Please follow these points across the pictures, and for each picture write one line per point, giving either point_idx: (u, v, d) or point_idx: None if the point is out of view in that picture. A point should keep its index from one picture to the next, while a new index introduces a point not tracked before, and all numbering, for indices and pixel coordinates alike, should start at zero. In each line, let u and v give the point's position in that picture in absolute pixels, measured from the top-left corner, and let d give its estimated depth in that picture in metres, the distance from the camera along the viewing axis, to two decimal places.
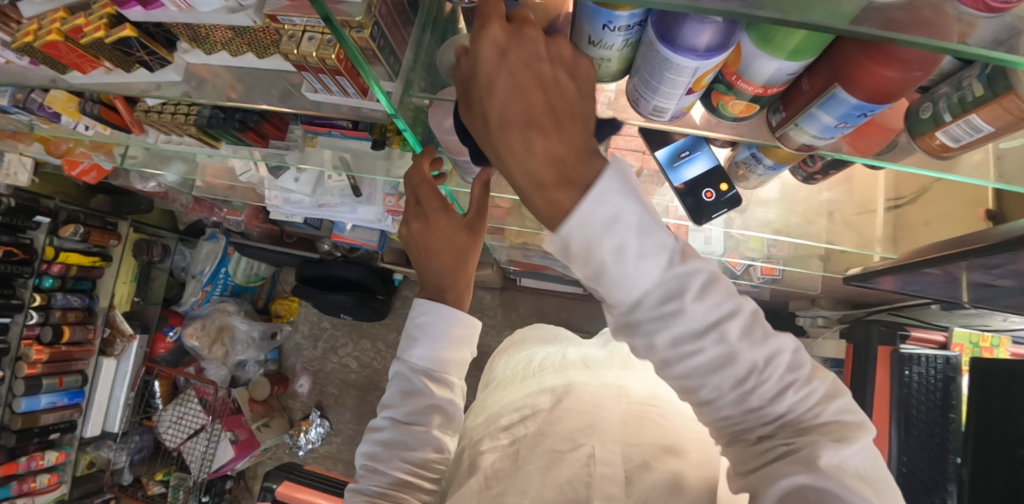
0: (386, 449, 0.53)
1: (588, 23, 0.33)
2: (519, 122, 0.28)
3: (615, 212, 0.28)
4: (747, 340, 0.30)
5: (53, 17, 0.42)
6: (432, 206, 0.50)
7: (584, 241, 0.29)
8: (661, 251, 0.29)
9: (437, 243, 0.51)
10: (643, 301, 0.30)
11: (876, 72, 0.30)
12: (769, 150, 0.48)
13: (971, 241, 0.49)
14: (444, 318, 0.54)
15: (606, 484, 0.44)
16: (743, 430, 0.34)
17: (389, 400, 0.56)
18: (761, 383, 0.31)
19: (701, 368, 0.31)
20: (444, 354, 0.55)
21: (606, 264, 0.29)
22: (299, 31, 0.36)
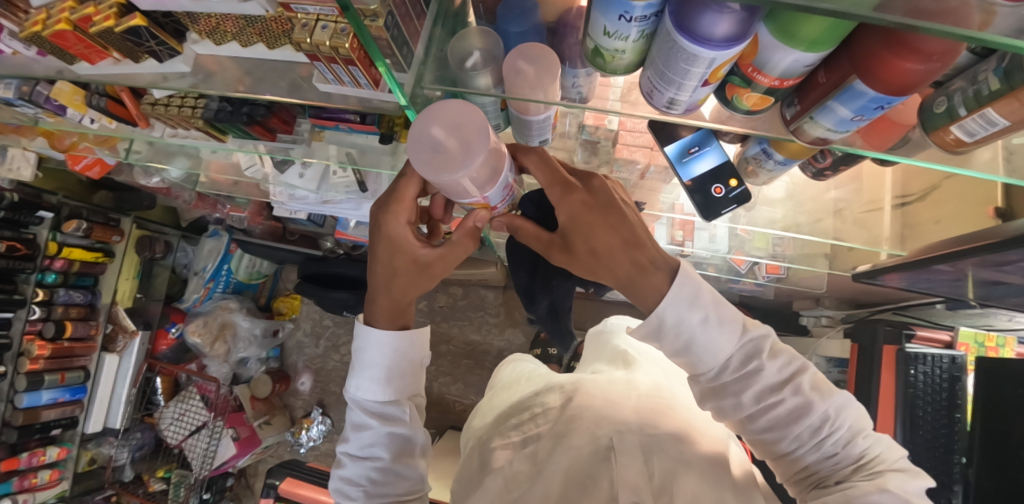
0: (351, 486, 0.53)
1: (604, 13, 0.33)
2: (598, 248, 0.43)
3: (696, 294, 0.42)
4: (815, 394, 0.42)
5: (62, 7, 0.42)
6: (392, 212, 0.50)
7: (678, 317, 0.42)
8: (731, 319, 0.43)
9: (387, 254, 0.51)
10: (728, 360, 0.43)
11: (896, 64, 0.29)
12: (781, 145, 0.48)
13: (982, 238, 0.49)
14: (381, 344, 0.52)
15: (626, 475, 0.48)
16: (715, 392, 0.44)
17: (345, 435, 0.55)
18: (830, 434, 0.42)
19: (687, 341, 0.42)
20: (392, 381, 0.53)
21: (694, 332, 0.42)
22: (311, 19, 0.36)
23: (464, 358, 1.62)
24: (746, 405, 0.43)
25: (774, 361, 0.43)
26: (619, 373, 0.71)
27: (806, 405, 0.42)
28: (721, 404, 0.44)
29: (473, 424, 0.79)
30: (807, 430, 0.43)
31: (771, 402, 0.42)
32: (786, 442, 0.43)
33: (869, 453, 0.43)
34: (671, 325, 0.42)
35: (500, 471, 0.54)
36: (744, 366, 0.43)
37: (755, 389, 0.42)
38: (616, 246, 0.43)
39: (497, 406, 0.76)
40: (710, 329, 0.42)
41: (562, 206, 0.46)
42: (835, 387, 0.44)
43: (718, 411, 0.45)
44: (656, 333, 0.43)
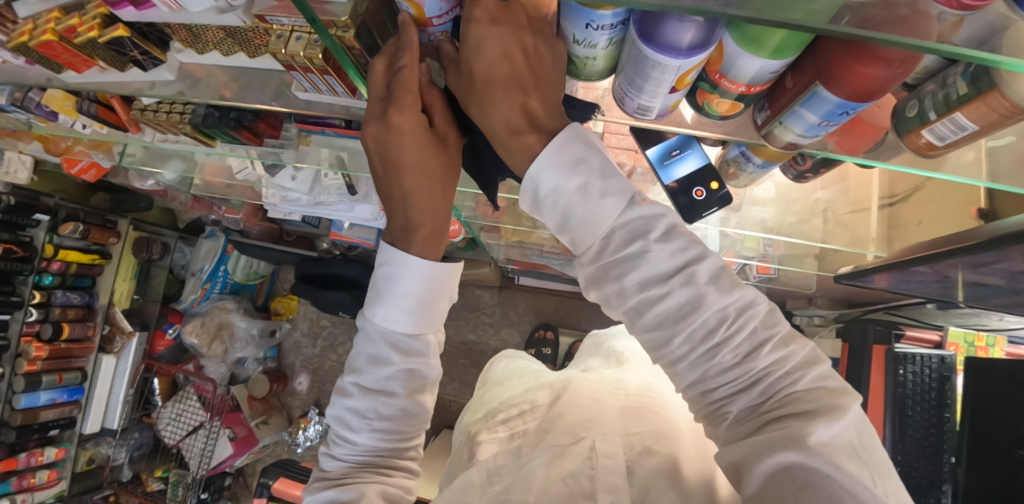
0: (357, 419, 0.47)
1: (571, 21, 0.33)
2: (495, 85, 0.35)
3: (579, 155, 0.35)
4: (715, 286, 0.36)
5: (47, 17, 0.43)
6: (404, 101, 0.37)
7: (551, 182, 0.36)
8: (620, 190, 0.35)
9: (410, 154, 0.39)
10: (610, 240, 0.36)
11: (860, 70, 0.30)
12: (757, 149, 0.48)
13: (959, 240, 0.49)
14: (416, 269, 0.43)
15: (609, 477, 0.47)
16: (599, 276, 0.38)
17: (355, 363, 0.47)
18: (732, 338, 0.36)
19: (563, 213, 0.37)
20: (422, 310, 0.45)
21: (571, 202, 0.36)
22: (287, 30, 0.37)
23: (461, 358, 1.63)
24: (630, 292, 0.37)
25: (665, 243, 0.35)
26: (609, 371, 0.74)
27: (697, 298, 0.36)
28: (605, 292, 0.39)
29: (464, 420, 0.79)
30: (700, 328, 0.36)
31: (656, 294, 0.36)
32: (678, 344, 0.37)
33: (775, 369, 0.36)
34: (546, 193, 0.36)
35: (482, 463, 0.54)
36: (629, 245, 0.36)
37: (641, 274, 0.36)
38: (501, 77, 0.35)
39: (486, 403, 0.77)
40: (590, 199, 0.35)
41: (465, 24, 0.34)
42: (741, 281, 0.36)
43: (603, 300, 0.40)
44: (535, 203, 0.38)
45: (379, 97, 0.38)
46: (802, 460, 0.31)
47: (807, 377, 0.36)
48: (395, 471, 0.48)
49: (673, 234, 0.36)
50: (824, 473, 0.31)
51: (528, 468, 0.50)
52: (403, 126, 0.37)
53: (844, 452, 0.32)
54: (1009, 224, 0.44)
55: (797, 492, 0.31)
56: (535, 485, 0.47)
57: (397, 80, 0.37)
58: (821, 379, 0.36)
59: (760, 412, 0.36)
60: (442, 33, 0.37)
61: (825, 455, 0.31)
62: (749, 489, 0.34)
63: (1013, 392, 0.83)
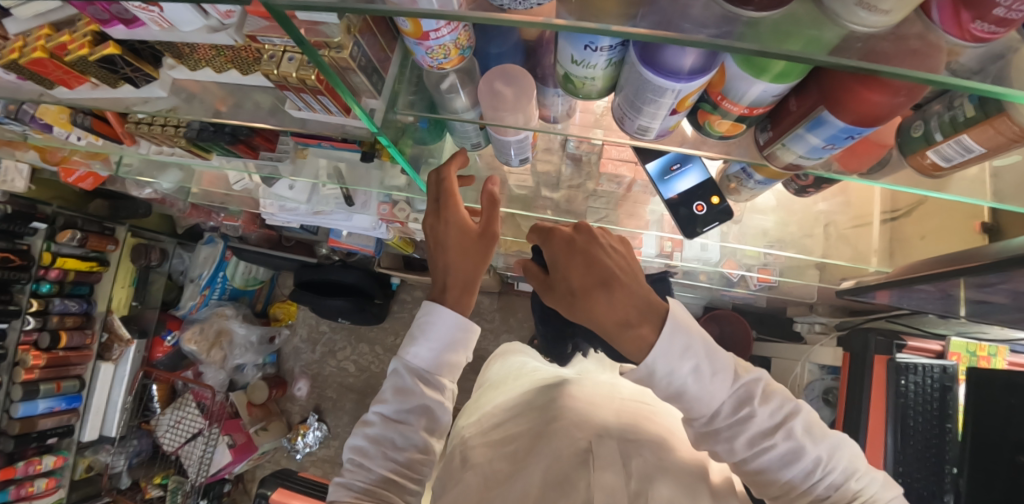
0: (376, 448, 0.48)
1: (570, 42, 0.33)
2: (601, 299, 0.38)
3: (687, 344, 0.40)
4: (808, 435, 0.42)
5: (38, 35, 0.42)
6: (447, 200, 0.48)
7: (667, 367, 0.40)
8: (727, 368, 0.42)
9: (448, 244, 0.47)
10: (722, 409, 0.42)
11: (865, 97, 0.29)
12: (758, 168, 0.48)
13: (963, 259, 0.49)
14: (450, 319, 0.48)
15: (603, 478, 0.48)
16: (708, 434, 0.43)
17: (382, 394, 0.50)
18: (824, 476, 0.42)
19: (681, 390, 0.41)
20: (447, 358, 0.49)
21: (687, 382, 0.40)
22: (279, 51, 0.36)
23: None
24: (740, 450, 0.42)
25: (766, 406, 0.42)
26: (604, 376, 0.73)
27: (797, 449, 0.42)
28: (716, 449, 0.44)
29: (459, 423, 0.79)
30: (800, 472, 0.42)
31: (763, 448, 0.42)
32: (779, 484, 0.43)
33: (861, 493, 0.43)
34: (662, 374, 0.40)
35: (477, 467, 0.55)
36: (737, 411, 0.42)
37: (747, 435, 0.42)
38: (593, 286, 0.38)
39: (482, 407, 0.77)
40: (703, 380, 0.41)
41: (549, 254, 0.41)
42: (825, 425, 0.44)
43: (713, 453, 0.45)
44: (648, 381, 0.41)
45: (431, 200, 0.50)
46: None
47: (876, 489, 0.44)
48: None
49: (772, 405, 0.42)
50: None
51: (527, 468, 0.51)
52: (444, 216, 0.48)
53: None
54: (1014, 246, 0.44)
55: None
56: (534, 487, 0.50)
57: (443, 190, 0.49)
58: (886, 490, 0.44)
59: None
60: (441, 45, 0.33)
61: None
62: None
63: (1014, 403, 0.83)
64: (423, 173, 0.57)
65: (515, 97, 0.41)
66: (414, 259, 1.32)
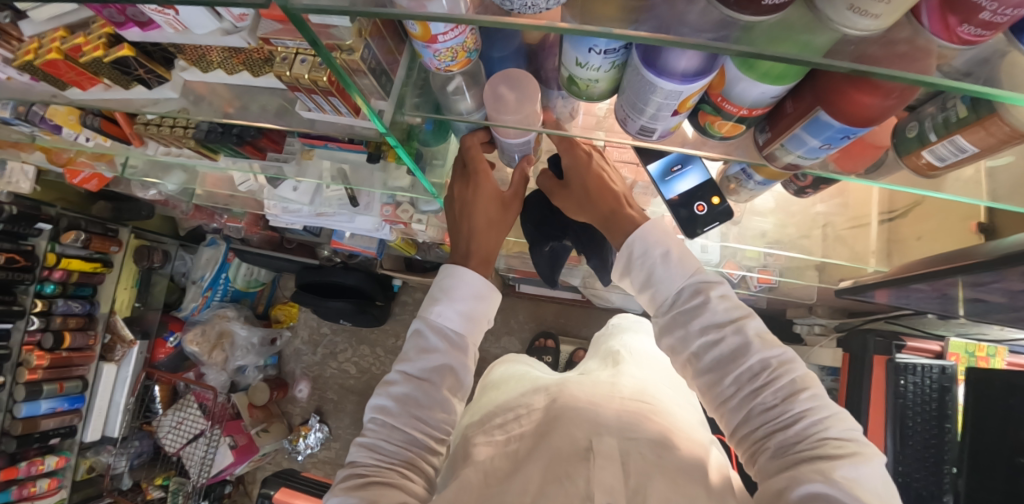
0: (400, 408, 0.49)
1: (574, 46, 0.34)
2: (605, 188, 0.51)
3: (656, 230, 0.47)
4: (761, 339, 0.44)
5: (53, 36, 0.43)
6: (478, 170, 0.52)
7: (641, 247, 0.47)
8: (689, 261, 0.47)
9: (480, 207, 0.52)
10: (680, 294, 0.46)
11: (859, 99, 0.30)
12: (757, 169, 0.49)
13: (960, 258, 0.50)
14: (474, 280, 0.51)
15: (603, 475, 0.49)
16: (669, 324, 0.47)
17: (405, 354, 0.51)
18: (773, 384, 0.43)
19: (648, 271, 0.47)
20: (471, 320, 0.52)
21: (653, 262, 0.47)
22: (292, 53, 0.37)
23: None
24: (693, 337, 0.45)
25: (722, 300, 0.45)
26: (604, 375, 0.72)
27: (746, 346, 0.44)
28: (672, 340, 0.47)
29: (461, 421, 0.79)
30: (746, 372, 0.43)
31: (713, 338, 0.44)
32: (728, 385, 0.44)
33: (811, 417, 0.41)
34: (636, 254, 0.47)
35: (479, 465, 0.55)
36: (692, 298, 0.46)
37: (703, 321, 0.45)
38: (603, 184, 0.51)
39: (483, 406, 0.78)
40: (665, 262, 0.46)
41: (569, 157, 0.52)
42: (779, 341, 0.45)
43: (670, 349, 0.47)
44: (625, 262, 0.48)
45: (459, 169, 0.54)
46: (828, 491, 0.36)
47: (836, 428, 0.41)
48: (415, 474, 0.48)
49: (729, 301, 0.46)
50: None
51: (526, 468, 0.52)
52: (478, 188, 0.52)
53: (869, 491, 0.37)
54: (1009, 244, 0.45)
55: None
56: (532, 486, 0.49)
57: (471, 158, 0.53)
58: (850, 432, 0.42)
59: (795, 448, 0.40)
60: (449, 48, 0.34)
61: (845, 486, 0.36)
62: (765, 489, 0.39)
63: (1013, 403, 0.83)
64: (429, 175, 0.58)
65: (518, 100, 0.42)
66: (416, 261, 1.33)
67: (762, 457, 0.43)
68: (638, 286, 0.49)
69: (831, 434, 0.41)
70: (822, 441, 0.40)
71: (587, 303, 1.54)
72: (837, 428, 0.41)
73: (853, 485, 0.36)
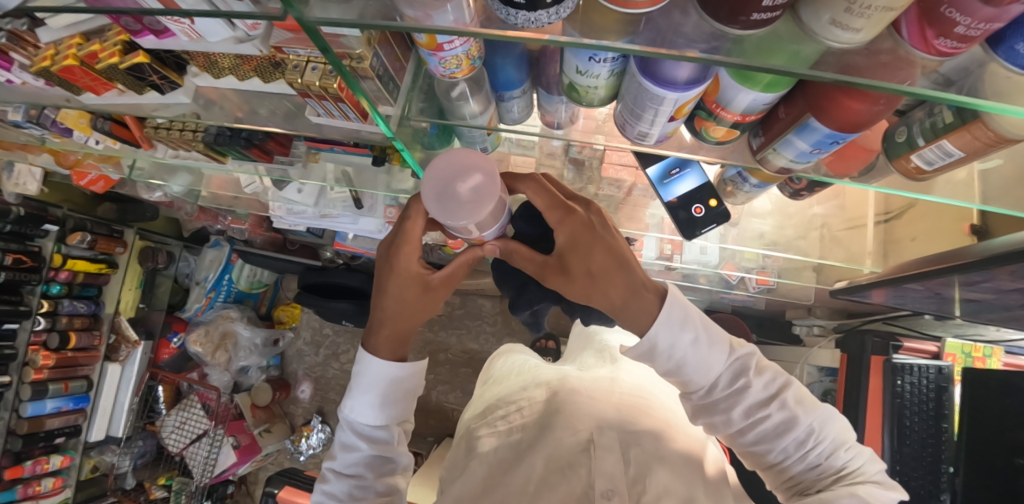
0: (331, 502, 0.50)
1: (575, 54, 0.35)
2: (594, 274, 0.43)
3: (687, 315, 0.44)
4: (801, 407, 0.46)
5: (69, 43, 0.44)
6: (402, 247, 0.46)
7: (670, 339, 0.44)
8: (722, 339, 0.46)
9: (395, 290, 0.47)
10: (721, 378, 0.46)
11: (847, 105, 0.32)
12: (752, 172, 0.50)
13: (951, 258, 0.51)
14: (381, 371, 0.49)
15: (604, 464, 0.51)
16: (707, 406, 0.47)
17: (333, 451, 0.52)
18: (817, 446, 0.45)
19: (677, 363, 0.45)
20: (382, 409, 0.50)
21: (686, 351, 0.44)
22: (302, 61, 0.38)
23: (462, 367, 1.64)
24: (736, 420, 0.46)
25: (760, 378, 0.46)
26: (603, 370, 0.73)
27: (790, 419, 0.45)
28: (711, 419, 0.48)
29: (462, 419, 0.81)
30: (792, 442, 0.45)
31: (758, 417, 0.45)
32: (773, 454, 0.47)
33: (851, 464, 0.45)
34: (663, 347, 0.44)
35: (484, 456, 0.57)
36: (733, 382, 0.46)
37: (744, 405, 0.45)
38: (611, 268, 0.43)
39: (485, 400, 0.79)
40: (700, 349, 0.45)
41: (568, 230, 0.44)
42: (818, 400, 0.47)
43: (710, 425, 0.48)
44: (650, 355, 0.45)
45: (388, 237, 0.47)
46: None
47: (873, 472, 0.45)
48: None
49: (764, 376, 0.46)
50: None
51: (529, 457, 0.54)
52: (398, 264, 0.46)
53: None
54: (998, 244, 0.46)
55: None
56: (535, 475, 0.52)
57: (402, 231, 0.46)
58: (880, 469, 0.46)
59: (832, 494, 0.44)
60: (455, 56, 0.35)
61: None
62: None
63: (1010, 403, 0.84)
64: None
65: (474, 198, 0.42)
66: None
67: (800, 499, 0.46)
68: (668, 373, 0.46)
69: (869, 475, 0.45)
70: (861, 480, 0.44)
71: None
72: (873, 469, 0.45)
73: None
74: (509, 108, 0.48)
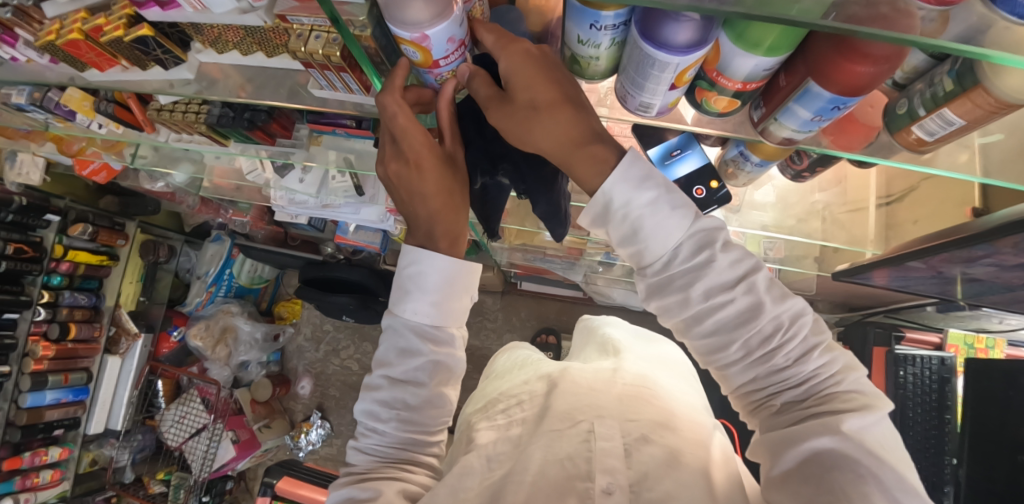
0: (385, 410, 0.51)
1: (576, 23, 0.35)
2: (541, 105, 0.38)
3: (647, 173, 0.40)
4: (771, 294, 0.42)
5: (74, 17, 0.45)
6: (408, 137, 0.42)
7: (625, 197, 0.41)
8: (686, 207, 0.41)
9: (429, 183, 0.45)
10: (679, 250, 0.42)
11: (848, 68, 0.32)
12: (756, 147, 0.51)
13: (952, 233, 0.51)
14: (441, 269, 0.48)
15: (606, 459, 0.50)
16: (662, 285, 0.44)
17: (384, 358, 0.51)
18: (787, 344, 0.43)
19: (632, 226, 0.42)
20: (444, 306, 0.50)
21: (643, 214, 0.41)
22: (307, 30, 0.38)
23: (463, 363, 1.64)
24: (696, 301, 0.43)
25: (727, 254, 0.42)
26: (607, 362, 0.74)
27: (756, 306, 0.42)
28: (668, 301, 0.44)
29: (466, 410, 0.81)
30: (757, 336, 0.43)
31: (721, 301, 0.42)
32: (734, 349, 0.44)
33: (821, 373, 0.44)
34: (618, 206, 0.41)
35: (482, 450, 0.56)
36: (694, 255, 0.42)
37: (705, 284, 0.42)
38: (557, 102, 0.38)
39: (487, 393, 0.79)
40: (659, 212, 0.41)
41: (506, 65, 0.38)
42: (793, 292, 0.43)
43: (664, 309, 0.45)
44: (604, 216, 0.43)
45: (389, 137, 0.44)
46: (836, 446, 0.38)
47: (847, 380, 0.44)
48: (416, 467, 0.52)
49: (727, 256, 0.42)
50: (856, 459, 0.38)
51: (527, 453, 0.53)
52: (417, 150, 0.43)
53: (879, 445, 0.40)
54: (999, 217, 0.46)
55: (824, 473, 0.38)
56: (532, 468, 0.50)
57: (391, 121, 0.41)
58: (859, 385, 0.44)
59: (802, 407, 0.44)
60: (450, 70, 0.38)
61: (859, 444, 0.38)
62: (780, 470, 0.42)
63: (1012, 393, 0.84)
64: None
65: None
66: None
67: (769, 414, 0.46)
68: (621, 240, 0.44)
69: (840, 385, 0.43)
70: (828, 390, 0.43)
71: (590, 300, 1.55)
72: (844, 378, 0.43)
73: (861, 436, 0.39)
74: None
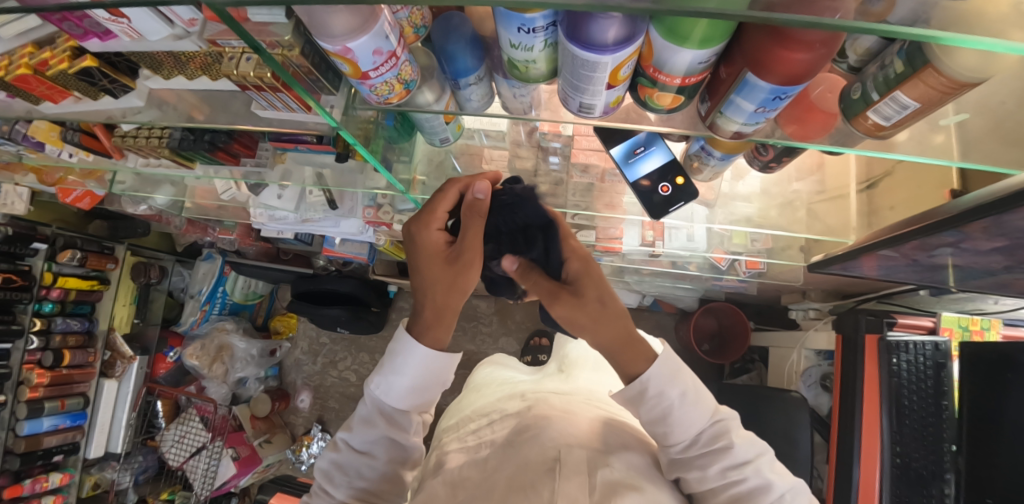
0: (339, 475, 0.53)
1: (505, 27, 0.34)
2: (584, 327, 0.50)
3: (678, 371, 0.50)
4: (773, 470, 0.51)
5: (21, 52, 0.45)
6: (423, 222, 0.50)
7: (658, 389, 0.48)
8: (706, 401, 0.51)
9: (426, 266, 0.51)
10: (702, 434, 0.50)
11: (786, 56, 0.31)
12: (716, 143, 0.49)
13: (922, 220, 0.49)
14: (418, 355, 0.51)
15: (567, 488, 0.48)
16: (683, 461, 0.51)
17: (350, 424, 0.54)
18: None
19: (664, 411, 0.49)
20: (414, 396, 0.53)
21: (672, 404, 0.49)
22: (238, 52, 0.38)
23: (461, 369, 1.63)
24: (711, 479, 0.49)
25: (740, 440, 0.50)
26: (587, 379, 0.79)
27: (767, 484, 0.49)
28: (689, 472, 0.50)
29: (439, 426, 0.82)
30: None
31: (735, 478, 0.49)
32: None
33: None
34: (650, 394, 0.49)
35: (447, 476, 0.55)
36: (712, 442, 0.50)
37: (722, 463, 0.49)
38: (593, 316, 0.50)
39: (463, 409, 0.82)
40: (685, 403, 0.49)
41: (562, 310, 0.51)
42: (786, 470, 0.52)
43: (684, 481, 0.51)
44: (638, 400, 0.49)
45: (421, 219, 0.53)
46: None
47: None
48: None
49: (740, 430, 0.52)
50: None
51: (493, 479, 0.52)
52: (420, 235, 0.50)
53: None
54: (967, 201, 0.44)
55: None
56: (496, 497, 0.50)
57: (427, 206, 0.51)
58: None
59: None
60: (383, 81, 0.37)
61: None
62: None
63: (1011, 376, 0.82)
64: (395, 172, 0.60)
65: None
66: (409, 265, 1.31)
67: None
68: (649, 421, 0.50)
69: None
70: None
71: None
72: None
73: None
74: (466, 96, 0.47)
